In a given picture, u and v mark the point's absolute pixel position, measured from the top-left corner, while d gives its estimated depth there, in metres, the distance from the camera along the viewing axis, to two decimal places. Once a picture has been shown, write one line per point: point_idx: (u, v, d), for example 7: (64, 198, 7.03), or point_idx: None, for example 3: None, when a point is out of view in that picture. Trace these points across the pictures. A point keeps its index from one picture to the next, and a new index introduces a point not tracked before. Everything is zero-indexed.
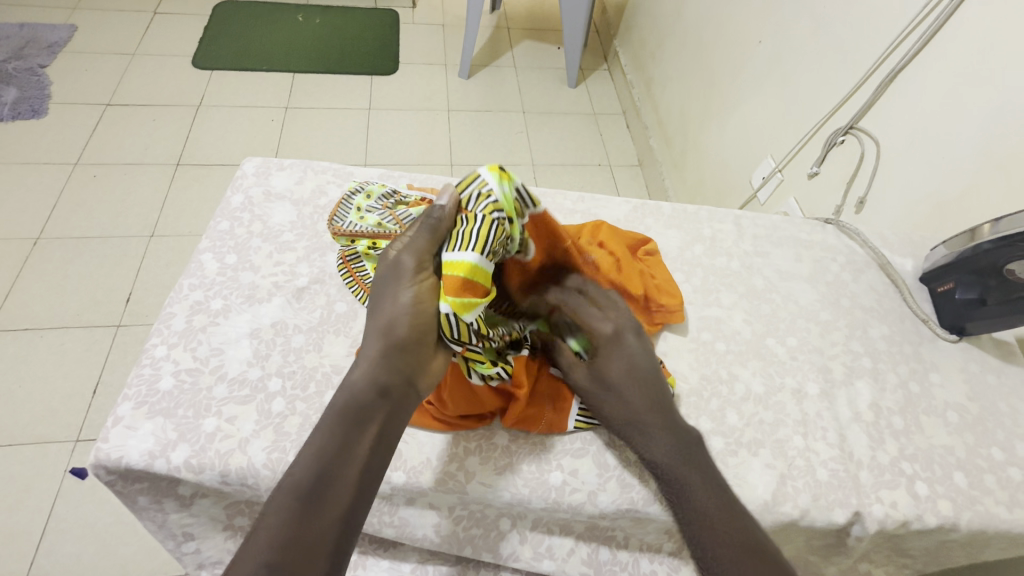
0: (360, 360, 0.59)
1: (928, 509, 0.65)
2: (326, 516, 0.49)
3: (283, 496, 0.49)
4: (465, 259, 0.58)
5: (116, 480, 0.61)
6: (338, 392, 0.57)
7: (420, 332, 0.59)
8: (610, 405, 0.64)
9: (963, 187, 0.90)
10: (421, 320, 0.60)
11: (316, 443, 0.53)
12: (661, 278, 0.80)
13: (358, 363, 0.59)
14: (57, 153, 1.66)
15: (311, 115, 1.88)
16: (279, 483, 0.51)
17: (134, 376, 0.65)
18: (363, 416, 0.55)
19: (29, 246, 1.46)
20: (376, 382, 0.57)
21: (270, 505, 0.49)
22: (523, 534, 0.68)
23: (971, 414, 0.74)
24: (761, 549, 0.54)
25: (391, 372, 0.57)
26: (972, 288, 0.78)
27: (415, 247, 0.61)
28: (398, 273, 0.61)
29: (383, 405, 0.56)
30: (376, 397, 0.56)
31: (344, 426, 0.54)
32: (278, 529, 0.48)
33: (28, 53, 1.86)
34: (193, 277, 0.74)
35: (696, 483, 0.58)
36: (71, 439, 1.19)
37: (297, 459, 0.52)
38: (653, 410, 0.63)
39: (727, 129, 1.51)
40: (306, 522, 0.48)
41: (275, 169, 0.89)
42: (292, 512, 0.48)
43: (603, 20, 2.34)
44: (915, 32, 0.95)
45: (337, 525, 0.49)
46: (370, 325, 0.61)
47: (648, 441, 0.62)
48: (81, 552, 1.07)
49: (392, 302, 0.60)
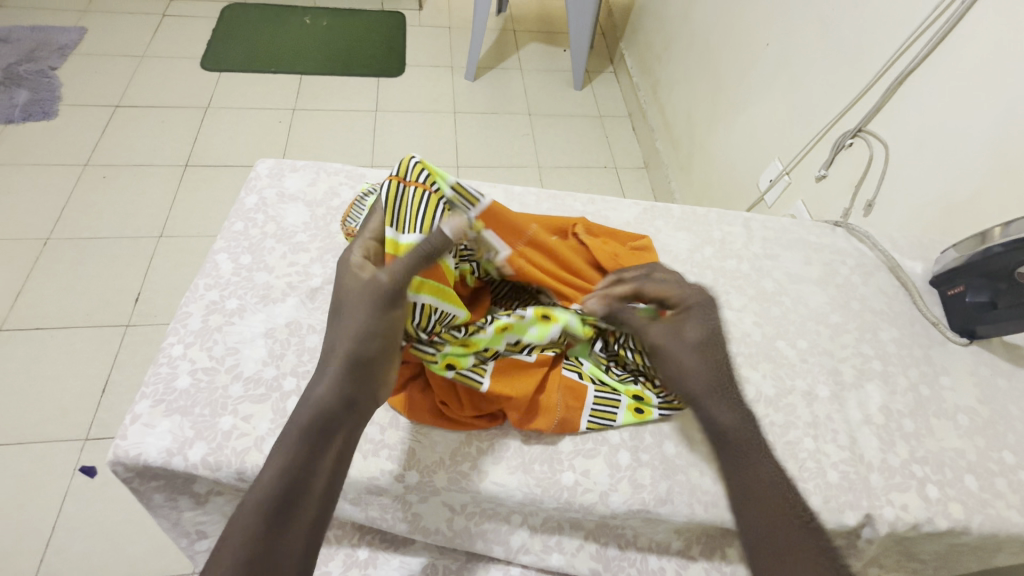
0: (325, 370, 0.56)
1: (939, 511, 0.65)
2: (292, 530, 0.49)
3: (249, 510, 0.48)
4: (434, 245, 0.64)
5: (133, 477, 0.62)
6: (303, 403, 0.55)
7: (388, 347, 0.58)
8: (694, 367, 0.64)
9: (973, 190, 0.90)
10: (388, 335, 0.58)
11: (282, 456, 0.51)
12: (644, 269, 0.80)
13: (322, 372, 0.56)
14: (67, 154, 1.68)
15: (318, 117, 1.89)
16: (245, 496, 0.49)
17: (151, 375, 0.65)
18: (329, 428, 0.53)
19: (40, 245, 1.48)
20: (342, 394, 0.55)
21: (235, 519, 0.48)
22: (534, 533, 0.69)
23: (982, 417, 0.75)
24: (813, 532, 0.54)
25: (357, 384, 0.56)
26: (983, 290, 0.78)
27: (393, 265, 0.59)
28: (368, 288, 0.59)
29: (349, 418, 0.55)
30: (343, 409, 0.54)
31: (310, 438, 0.52)
32: (244, 541, 0.47)
33: (40, 55, 1.89)
34: (208, 278, 0.75)
35: (758, 462, 0.58)
36: (81, 437, 1.20)
37: (263, 472, 0.51)
38: (727, 380, 0.65)
39: (734, 131, 1.51)
40: (273, 536, 0.48)
41: (289, 170, 0.90)
42: (258, 529, 0.47)
43: (610, 22, 2.34)
44: (923, 37, 0.95)
45: (304, 537, 0.49)
46: (337, 331, 0.59)
47: (719, 406, 0.62)
48: (91, 550, 1.08)
49: (357, 315, 0.58)
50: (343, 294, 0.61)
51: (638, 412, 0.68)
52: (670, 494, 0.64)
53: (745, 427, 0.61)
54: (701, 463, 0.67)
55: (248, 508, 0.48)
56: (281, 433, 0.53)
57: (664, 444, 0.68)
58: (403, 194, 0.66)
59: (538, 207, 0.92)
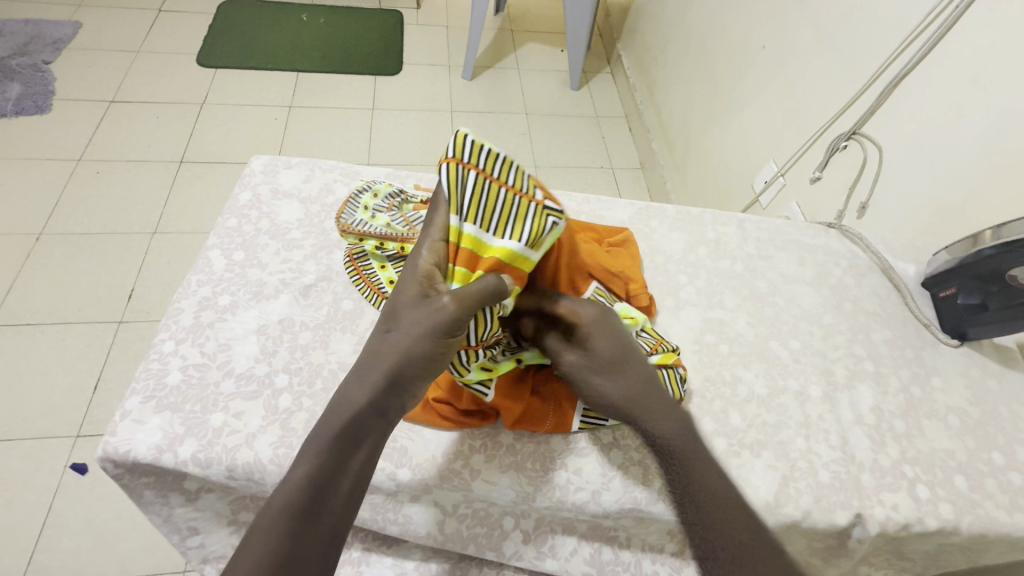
0: (363, 375, 0.57)
1: (929, 511, 0.66)
2: (318, 533, 0.49)
3: (275, 512, 0.49)
4: (504, 243, 0.63)
5: (123, 474, 0.62)
6: (337, 407, 0.55)
7: (432, 367, 0.58)
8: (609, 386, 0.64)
9: (965, 193, 0.90)
10: (434, 359, 0.57)
11: (309, 459, 0.52)
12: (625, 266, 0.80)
13: (360, 378, 0.57)
14: (60, 149, 1.66)
15: (315, 115, 1.89)
16: (270, 497, 0.50)
17: (142, 371, 0.65)
18: (359, 434, 0.54)
19: (31, 241, 1.47)
20: (376, 402, 0.55)
21: (260, 519, 0.48)
22: (526, 532, 0.69)
23: (972, 418, 0.75)
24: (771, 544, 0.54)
25: (393, 394, 0.56)
26: (974, 293, 0.78)
27: (461, 299, 0.57)
28: (425, 306, 0.59)
29: (378, 425, 0.55)
30: (375, 416, 0.55)
31: (337, 444, 0.53)
32: (270, 543, 0.47)
33: (32, 48, 1.87)
34: (201, 273, 0.75)
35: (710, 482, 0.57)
36: (72, 434, 1.19)
37: (291, 474, 0.51)
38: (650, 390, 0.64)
39: (729, 132, 1.52)
40: (297, 538, 0.48)
41: (283, 167, 0.90)
42: (283, 531, 0.47)
43: (607, 23, 2.35)
44: (916, 41, 0.96)
45: (328, 539, 0.49)
46: (379, 342, 0.59)
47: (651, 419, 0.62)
48: (80, 548, 1.07)
49: (410, 330, 0.58)
50: (396, 304, 0.61)
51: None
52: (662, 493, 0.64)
53: (683, 434, 0.61)
54: None
55: (276, 510, 0.48)
56: (310, 437, 0.54)
57: None
58: (463, 177, 0.64)
59: None
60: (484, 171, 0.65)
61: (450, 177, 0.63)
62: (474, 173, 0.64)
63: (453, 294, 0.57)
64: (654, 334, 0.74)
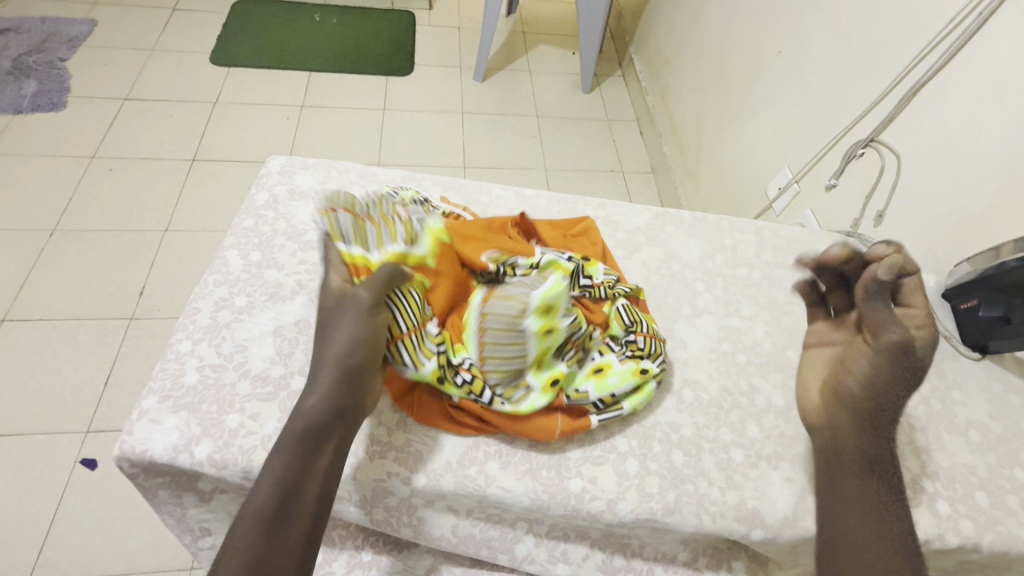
0: (314, 382, 0.59)
1: (950, 528, 0.64)
2: (291, 534, 0.50)
3: (248, 518, 0.50)
4: (394, 250, 0.69)
5: (139, 473, 0.62)
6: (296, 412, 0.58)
7: (374, 357, 0.61)
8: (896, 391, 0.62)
9: (986, 203, 0.89)
10: (373, 350, 0.61)
11: (276, 462, 0.54)
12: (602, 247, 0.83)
13: (311, 387, 0.59)
14: (74, 145, 1.68)
15: (327, 115, 1.89)
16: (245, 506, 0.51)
17: (158, 370, 0.65)
18: (319, 436, 0.56)
19: (46, 236, 1.48)
20: (332, 403, 0.57)
21: (236, 528, 0.50)
22: (539, 540, 0.68)
23: (993, 433, 0.74)
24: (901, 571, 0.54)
25: (347, 393, 0.58)
26: (997, 305, 0.78)
27: (372, 281, 0.63)
28: (346, 305, 0.63)
29: (339, 425, 0.57)
30: (333, 417, 0.57)
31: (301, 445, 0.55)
32: (247, 548, 0.49)
33: (49, 46, 1.88)
34: (218, 273, 0.75)
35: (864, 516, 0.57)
36: (82, 430, 1.19)
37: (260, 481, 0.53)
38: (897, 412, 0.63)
39: (743, 138, 1.51)
40: (271, 539, 0.49)
41: (300, 168, 0.90)
42: (257, 536, 0.49)
43: (619, 26, 2.35)
44: (937, 49, 0.95)
45: (303, 540, 0.51)
46: (322, 351, 0.61)
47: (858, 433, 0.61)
48: (89, 543, 1.07)
49: (342, 332, 0.61)
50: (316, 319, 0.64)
51: (641, 376, 0.68)
52: (679, 503, 0.63)
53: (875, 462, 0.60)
54: (709, 472, 0.66)
55: (249, 517, 0.50)
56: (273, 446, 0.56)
57: (672, 452, 0.67)
58: (332, 219, 0.70)
59: (549, 211, 0.92)
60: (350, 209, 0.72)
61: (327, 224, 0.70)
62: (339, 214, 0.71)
63: (364, 284, 0.63)
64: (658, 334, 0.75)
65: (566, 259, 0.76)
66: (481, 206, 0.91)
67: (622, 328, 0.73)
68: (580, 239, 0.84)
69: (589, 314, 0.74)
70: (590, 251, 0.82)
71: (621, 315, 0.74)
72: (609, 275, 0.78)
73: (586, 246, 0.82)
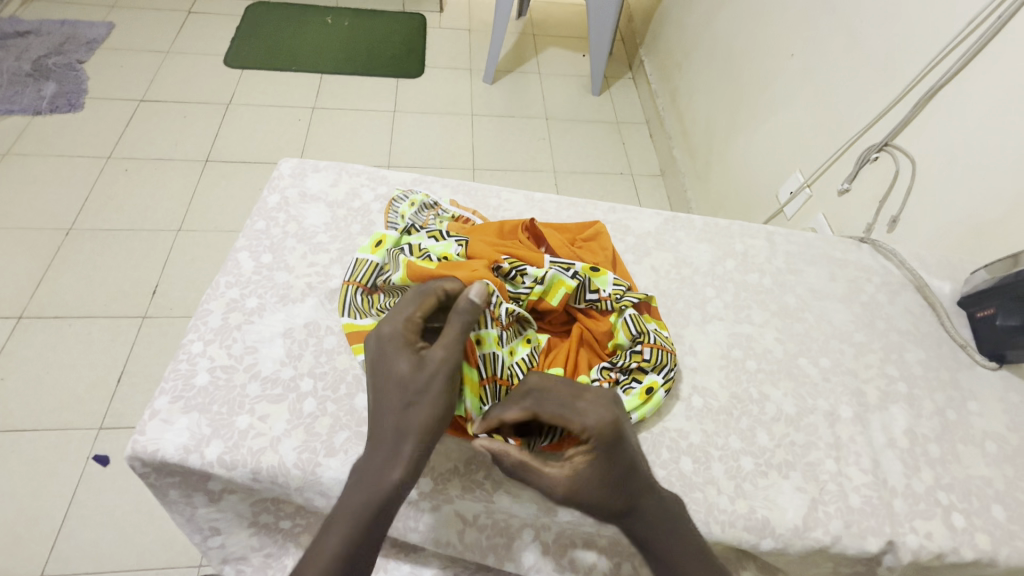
0: (391, 452, 0.53)
1: (965, 541, 0.63)
2: None
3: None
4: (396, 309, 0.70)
5: (150, 472, 0.63)
6: (370, 475, 0.53)
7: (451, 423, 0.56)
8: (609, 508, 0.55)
9: (1003, 209, 0.88)
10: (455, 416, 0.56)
11: (343, 519, 0.51)
12: (611, 252, 0.82)
13: (390, 449, 0.53)
14: (90, 146, 1.70)
15: (337, 116, 1.91)
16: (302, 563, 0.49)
17: (170, 370, 0.66)
18: (391, 509, 0.52)
19: (62, 235, 1.50)
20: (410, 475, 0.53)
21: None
22: (547, 546, 0.68)
23: (1011, 446, 0.72)
24: None
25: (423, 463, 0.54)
26: (1015, 313, 0.76)
27: (448, 340, 0.57)
28: (430, 363, 0.56)
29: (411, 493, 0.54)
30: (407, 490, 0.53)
31: (369, 516, 0.51)
32: None
33: (67, 48, 1.92)
34: (229, 275, 0.76)
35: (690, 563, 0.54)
36: (95, 427, 1.21)
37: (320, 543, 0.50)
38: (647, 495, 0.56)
39: (755, 141, 1.49)
40: None
41: (311, 170, 0.91)
42: None
43: (630, 29, 2.35)
44: (957, 50, 0.93)
45: None
46: (406, 412, 0.54)
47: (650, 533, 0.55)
48: (102, 538, 1.09)
49: (429, 398, 0.55)
50: (393, 370, 0.56)
51: (646, 395, 0.67)
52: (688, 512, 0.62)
53: (666, 525, 0.55)
54: (718, 481, 0.65)
55: None
56: (341, 506, 0.52)
57: (680, 459, 0.66)
58: (350, 297, 0.72)
59: (559, 215, 0.92)
60: (361, 282, 0.72)
61: (355, 301, 0.71)
62: (353, 288, 0.72)
63: (443, 344, 0.56)
64: (671, 346, 0.73)
65: (570, 276, 0.72)
66: (490, 209, 0.91)
67: (628, 337, 0.71)
68: (588, 248, 0.82)
69: (593, 323, 0.73)
70: (598, 261, 0.81)
71: (627, 325, 0.72)
72: (618, 285, 0.75)
73: (596, 258, 0.80)
